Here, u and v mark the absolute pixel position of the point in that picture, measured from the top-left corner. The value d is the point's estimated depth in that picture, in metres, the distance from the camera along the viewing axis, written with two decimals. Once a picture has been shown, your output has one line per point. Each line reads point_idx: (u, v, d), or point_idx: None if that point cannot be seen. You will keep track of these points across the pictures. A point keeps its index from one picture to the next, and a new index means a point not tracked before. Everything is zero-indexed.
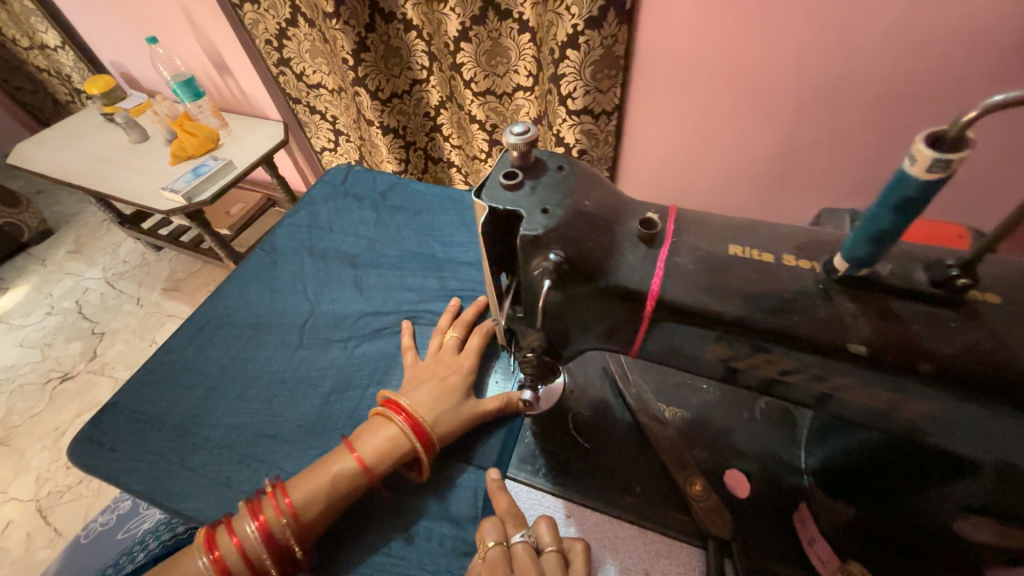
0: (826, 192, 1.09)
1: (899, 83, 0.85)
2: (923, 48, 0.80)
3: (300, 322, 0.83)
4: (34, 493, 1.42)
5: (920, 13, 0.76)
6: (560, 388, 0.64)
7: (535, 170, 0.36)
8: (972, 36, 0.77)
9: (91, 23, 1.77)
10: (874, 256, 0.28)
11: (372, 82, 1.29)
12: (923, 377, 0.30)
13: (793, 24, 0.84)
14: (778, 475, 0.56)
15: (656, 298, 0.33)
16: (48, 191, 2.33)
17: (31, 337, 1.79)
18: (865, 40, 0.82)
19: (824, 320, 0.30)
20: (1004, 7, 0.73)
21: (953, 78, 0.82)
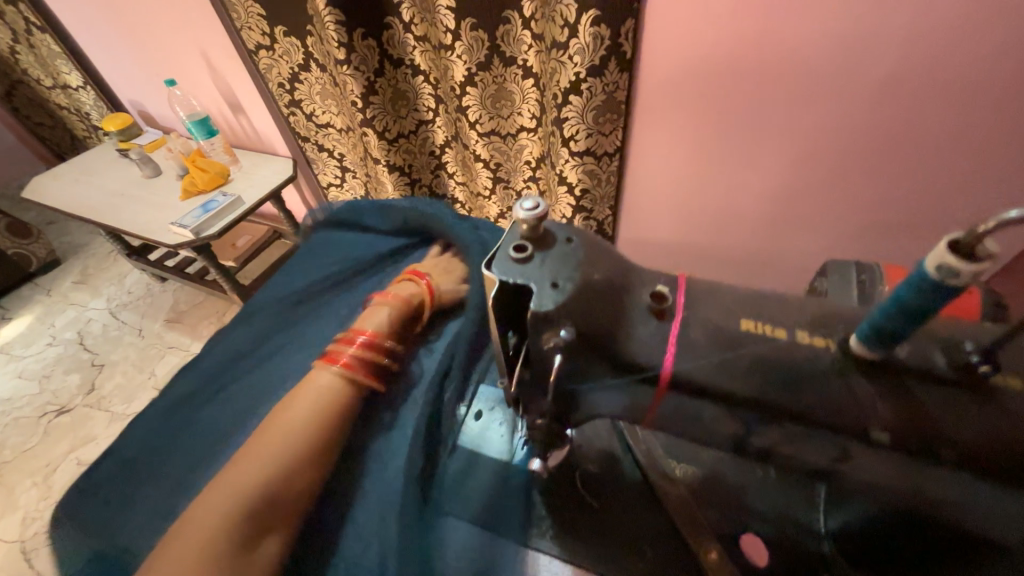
0: (816, 223, 1.17)
1: (873, 125, 0.96)
2: (900, 90, 0.89)
3: (297, 367, 0.81)
4: (19, 534, 1.37)
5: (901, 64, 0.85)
6: (566, 443, 0.64)
7: (545, 243, 0.36)
8: (945, 82, 0.85)
9: (113, 65, 1.85)
10: (895, 342, 0.31)
11: (380, 123, 1.34)
12: (946, 459, 0.32)
13: (775, 73, 0.95)
14: (796, 541, 0.55)
15: (668, 374, 0.33)
16: (59, 222, 2.37)
17: (29, 369, 1.77)
18: (847, 83, 0.91)
19: (840, 403, 0.32)
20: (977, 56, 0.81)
21: (925, 121, 0.92)
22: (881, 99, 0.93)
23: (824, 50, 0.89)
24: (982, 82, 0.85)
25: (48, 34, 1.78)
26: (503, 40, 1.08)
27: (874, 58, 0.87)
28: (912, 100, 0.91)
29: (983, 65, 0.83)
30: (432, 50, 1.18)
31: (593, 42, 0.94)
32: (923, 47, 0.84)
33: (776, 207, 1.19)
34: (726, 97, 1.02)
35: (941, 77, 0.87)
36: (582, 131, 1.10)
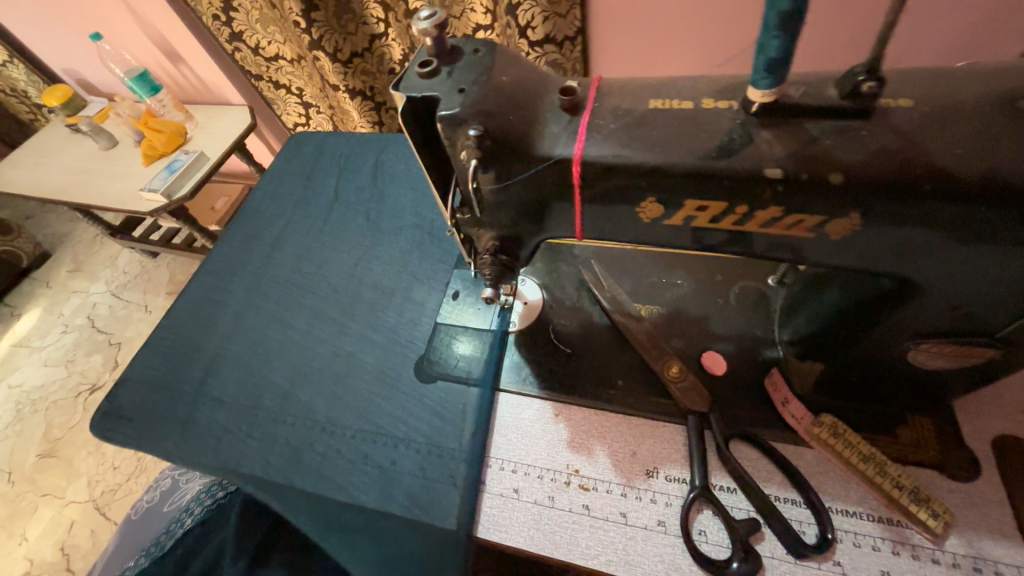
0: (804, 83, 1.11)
1: None
2: None
3: (285, 283, 0.82)
4: (90, 494, 1.53)
5: None
6: (538, 305, 0.67)
7: (452, 56, 0.35)
8: None
9: (32, 30, 1.70)
10: (781, 77, 0.28)
11: (329, 44, 1.25)
12: (835, 193, 0.30)
13: None
14: (754, 351, 0.58)
15: (581, 162, 0.33)
16: (36, 215, 2.33)
17: (52, 356, 1.85)
18: None
19: (743, 158, 0.31)
20: None
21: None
22: None
23: None
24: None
25: None
26: None
27: None
28: None
29: None
30: None
31: None
32: None
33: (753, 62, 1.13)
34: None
35: None
36: (538, 15, 1.02)
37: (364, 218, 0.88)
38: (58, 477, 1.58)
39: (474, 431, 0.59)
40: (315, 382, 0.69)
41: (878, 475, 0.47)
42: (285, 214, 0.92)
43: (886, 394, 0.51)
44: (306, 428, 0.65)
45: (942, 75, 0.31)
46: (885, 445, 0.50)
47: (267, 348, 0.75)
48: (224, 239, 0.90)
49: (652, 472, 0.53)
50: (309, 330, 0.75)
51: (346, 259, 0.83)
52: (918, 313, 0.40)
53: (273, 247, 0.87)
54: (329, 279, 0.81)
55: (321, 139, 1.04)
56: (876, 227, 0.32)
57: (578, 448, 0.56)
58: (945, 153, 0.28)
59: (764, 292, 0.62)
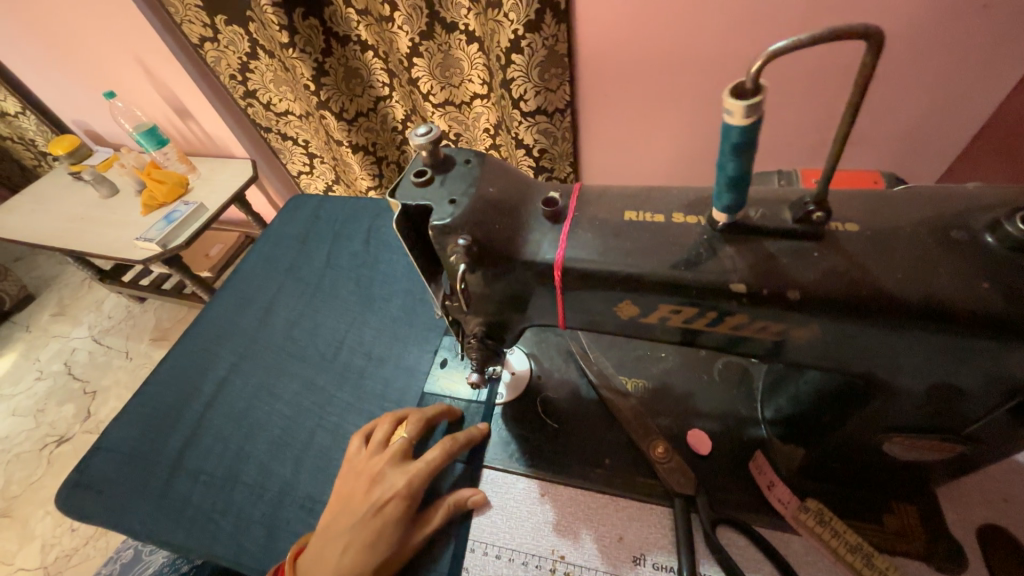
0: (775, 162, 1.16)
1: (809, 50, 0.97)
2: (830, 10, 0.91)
3: (276, 345, 0.83)
4: (42, 560, 1.42)
5: None
6: (526, 375, 0.67)
7: (445, 166, 0.39)
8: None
9: (48, 86, 1.79)
10: (741, 202, 0.31)
11: (336, 104, 1.33)
12: (794, 307, 0.32)
13: (697, 18, 0.98)
14: (738, 430, 0.58)
15: (562, 267, 0.36)
16: (26, 257, 2.33)
17: (22, 405, 1.77)
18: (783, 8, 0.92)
19: (709, 269, 0.33)
20: None
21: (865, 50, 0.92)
22: (808, 22, 0.93)
23: None
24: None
25: None
26: (440, 6, 1.07)
27: None
28: (843, 13, 0.90)
29: None
30: (375, 22, 1.16)
31: None
32: None
33: None
34: (675, 40, 1.03)
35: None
36: (529, 90, 1.11)
37: (353, 284, 0.91)
38: (10, 540, 1.46)
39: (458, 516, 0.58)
40: (298, 457, 0.69)
41: (866, 568, 0.47)
42: (277, 277, 0.94)
43: (869, 480, 0.51)
44: (288, 506, 0.64)
45: (887, 200, 0.34)
46: (871, 533, 0.50)
47: (248, 419, 0.74)
48: (218, 300, 0.91)
49: (639, 559, 0.52)
50: (297, 398, 0.76)
51: (338, 323, 0.85)
52: (886, 407, 0.42)
53: (262, 312, 0.88)
54: (319, 344, 0.82)
55: (318, 203, 1.08)
56: (837, 335, 0.34)
57: (564, 532, 0.55)
58: (889, 276, 0.31)
59: (746, 368, 0.63)
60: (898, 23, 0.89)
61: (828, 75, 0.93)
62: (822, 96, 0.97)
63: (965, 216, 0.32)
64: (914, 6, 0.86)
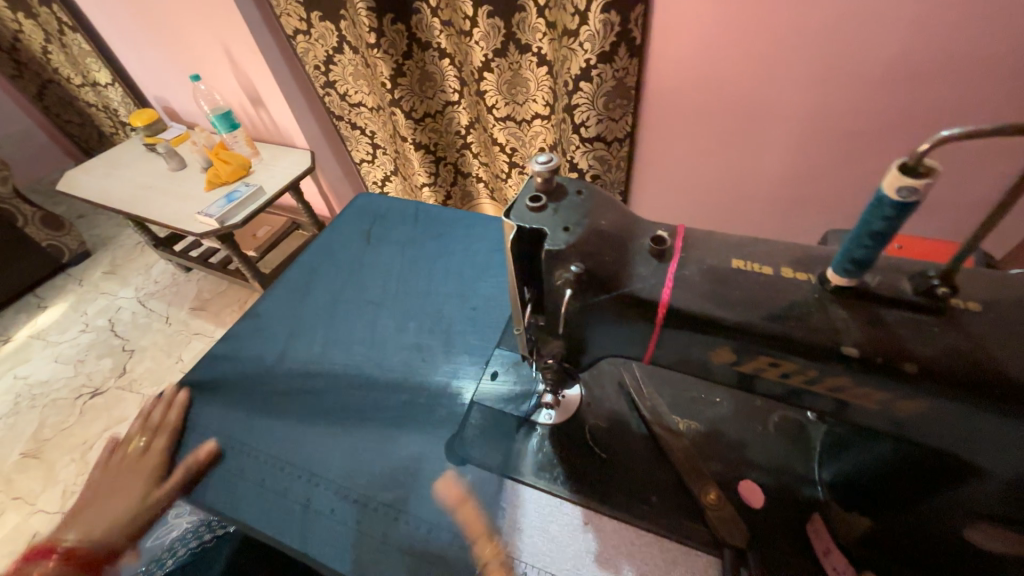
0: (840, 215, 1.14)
1: (893, 108, 0.96)
2: (916, 73, 0.90)
3: (330, 332, 0.86)
4: (60, 505, 1.47)
5: (924, 42, 0.86)
6: (576, 401, 0.68)
7: (557, 194, 0.41)
8: (964, 60, 0.86)
9: (140, 63, 1.93)
10: (862, 267, 0.32)
11: (407, 103, 1.40)
12: (909, 378, 0.32)
13: (777, 66, 0.98)
14: (795, 488, 0.57)
15: (667, 306, 0.37)
16: (89, 216, 2.49)
17: (65, 353, 1.88)
18: (869, 66, 0.92)
19: (818, 327, 0.34)
20: (992, 39, 0.83)
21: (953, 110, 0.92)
22: (893, 82, 0.93)
23: (835, 34, 0.90)
24: (998, 55, 0.84)
25: (80, 32, 1.91)
26: (518, 28, 1.12)
27: (882, 36, 0.87)
28: (926, 78, 0.90)
29: (1003, 39, 0.82)
30: (456, 34, 1.22)
31: (603, 29, 0.97)
32: (931, 29, 0.84)
33: (788, 191, 1.20)
34: (746, 83, 1.03)
35: (953, 57, 0.86)
36: (592, 117, 1.13)
37: (404, 280, 0.93)
38: (35, 480, 1.53)
39: (493, 522, 0.59)
40: (341, 444, 0.70)
41: None
42: (333, 267, 0.99)
43: None
44: (319, 492, 0.65)
45: (1009, 283, 0.34)
46: None
47: (297, 395, 0.77)
48: (286, 281, 0.97)
49: None
50: (342, 386, 0.77)
51: (384, 319, 0.86)
52: (973, 492, 0.41)
53: (316, 297, 0.92)
54: (362, 336, 0.84)
55: (378, 203, 1.12)
56: (944, 415, 0.33)
57: (606, 565, 0.55)
58: (1015, 364, 0.30)
59: (804, 427, 0.62)
60: (983, 95, 0.88)
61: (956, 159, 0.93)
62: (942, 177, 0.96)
63: None
64: (1007, 78, 0.86)
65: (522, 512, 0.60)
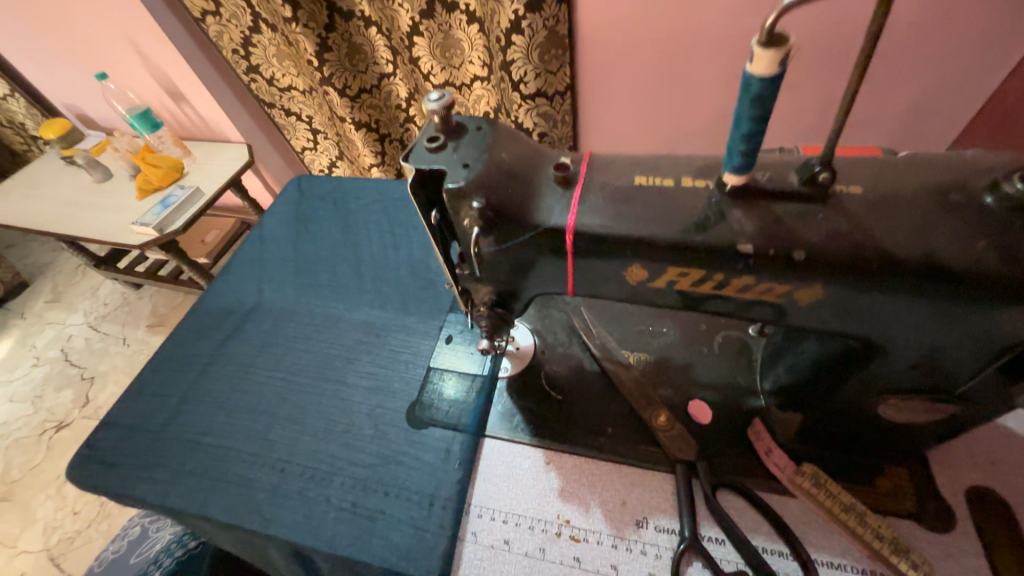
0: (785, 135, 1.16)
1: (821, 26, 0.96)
2: None
3: (280, 319, 0.83)
4: (44, 542, 1.42)
5: None
6: (530, 350, 0.68)
7: (457, 132, 0.39)
8: None
9: (38, 68, 1.75)
10: (750, 162, 0.32)
11: (339, 80, 1.32)
12: (798, 266, 0.34)
13: None
14: (738, 400, 0.60)
15: (573, 231, 0.37)
16: (18, 244, 2.29)
17: (20, 391, 1.76)
18: None
19: (720, 231, 0.34)
20: None
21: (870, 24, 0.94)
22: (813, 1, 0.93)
23: None
24: None
25: None
26: None
27: None
28: None
29: None
30: None
31: None
32: None
33: None
34: (679, 12, 1.02)
35: None
36: (530, 72, 1.10)
37: (352, 260, 0.90)
38: (12, 522, 1.46)
39: (462, 476, 0.60)
40: (302, 426, 0.68)
41: (858, 525, 0.49)
42: (275, 255, 0.94)
43: (861, 445, 0.53)
44: (288, 476, 0.63)
45: (887, 167, 0.35)
46: (863, 494, 0.52)
47: (251, 387, 0.74)
48: (228, 276, 0.92)
49: (642, 522, 0.54)
50: (297, 370, 0.75)
51: (335, 301, 0.84)
52: (881, 371, 0.44)
53: (261, 287, 0.89)
54: (314, 320, 0.82)
55: (316, 184, 1.07)
56: (838, 297, 0.35)
57: (570, 497, 0.56)
58: (888, 237, 0.32)
59: (747, 343, 0.64)
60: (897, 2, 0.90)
61: (844, 54, 0.98)
62: (828, 74, 1.02)
63: (964, 180, 0.34)
64: None
65: (488, 463, 0.61)
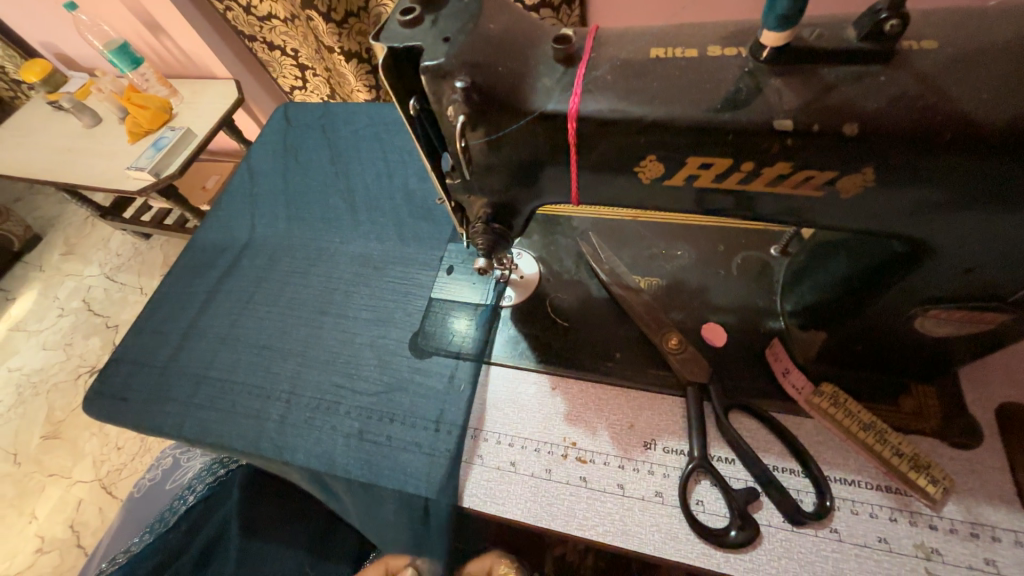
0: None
1: None
2: None
3: (275, 254, 0.80)
4: (95, 473, 1.52)
5: None
6: (535, 279, 0.65)
7: (437, 3, 0.33)
8: None
9: (4, 0, 1.61)
10: (798, 13, 0.26)
11: (322, 3, 1.15)
12: (847, 144, 0.29)
13: None
14: (756, 322, 0.56)
15: (576, 118, 0.31)
16: (25, 196, 2.21)
17: (51, 338, 1.80)
18: None
19: (758, 108, 0.29)
20: None
21: None
22: None
23: None
24: None
25: None
26: None
27: None
28: None
29: None
30: None
31: None
32: None
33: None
34: None
35: None
36: None
37: (344, 191, 0.85)
38: (64, 457, 1.55)
39: (468, 402, 0.59)
40: (306, 359, 0.67)
41: (878, 444, 0.47)
42: (265, 190, 0.89)
43: (887, 365, 0.50)
44: (295, 407, 0.63)
45: (975, 18, 0.29)
46: (887, 414, 0.49)
47: (251, 322, 0.73)
48: (217, 212, 0.88)
49: (650, 444, 0.53)
50: (296, 304, 0.73)
51: (330, 233, 0.80)
52: (927, 275, 0.40)
53: (253, 222, 0.85)
54: (310, 254, 0.78)
55: (301, 111, 0.99)
56: (887, 183, 0.31)
57: (577, 422, 0.55)
58: (970, 102, 0.28)
59: (767, 263, 0.59)
60: None
61: None
62: None
63: None
64: None
65: (493, 390, 0.59)
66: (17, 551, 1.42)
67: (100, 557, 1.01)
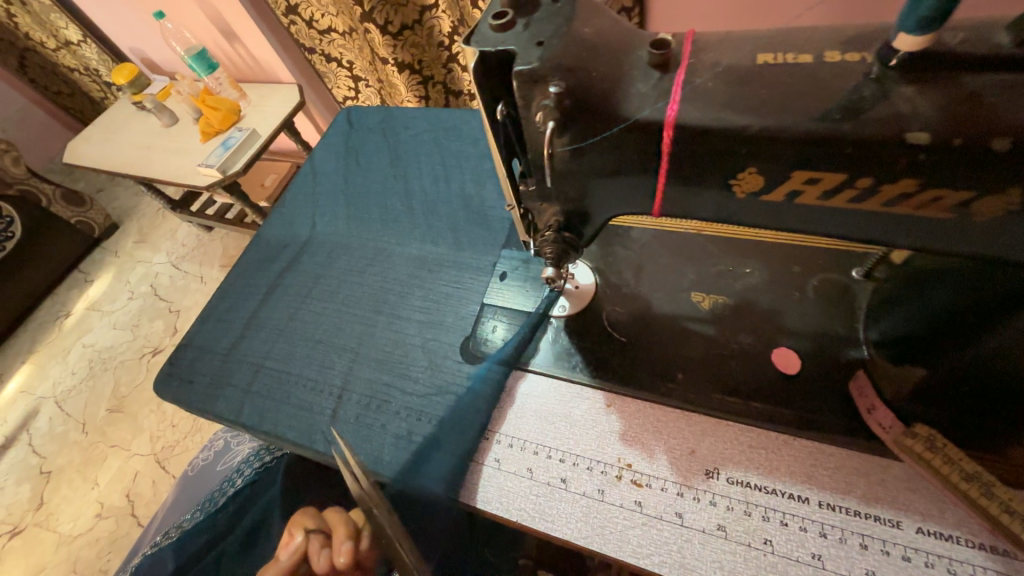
0: None
1: None
2: None
3: (333, 252, 0.82)
4: (152, 448, 1.62)
5: None
6: (590, 290, 0.63)
7: (529, 6, 0.33)
8: None
9: (104, 10, 1.76)
10: (943, 15, 0.25)
11: (380, 15, 1.20)
12: (991, 159, 0.27)
13: None
14: (834, 351, 0.52)
15: (673, 126, 0.31)
16: (106, 188, 2.42)
17: (121, 319, 1.95)
18: None
19: (880, 118, 0.28)
20: None
21: None
22: None
23: None
24: None
25: None
26: None
27: None
28: None
29: None
30: None
31: None
32: None
33: None
34: None
35: None
36: None
37: (402, 193, 0.87)
38: (125, 430, 1.67)
39: (518, 413, 0.58)
40: (358, 356, 0.68)
41: (981, 497, 0.42)
42: (326, 190, 0.92)
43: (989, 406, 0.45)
44: (346, 403, 0.64)
45: None
46: (991, 464, 0.44)
47: (309, 316, 0.75)
48: (281, 209, 0.92)
49: (712, 472, 0.49)
50: (352, 301, 0.74)
51: (387, 234, 0.82)
52: None
53: (314, 220, 0.88)
54: (366, 254, 0.80)
55: (364, 115, 1.03)
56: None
57: (632, 442, 0.53)
58: None
59: (848, 287, 0.55)
60: None
61: None
62: None
63: None
64: None
65: (545, 401, 0.58)
66: (79, 514, 1.54)
67: (154, 529, 1.07)
